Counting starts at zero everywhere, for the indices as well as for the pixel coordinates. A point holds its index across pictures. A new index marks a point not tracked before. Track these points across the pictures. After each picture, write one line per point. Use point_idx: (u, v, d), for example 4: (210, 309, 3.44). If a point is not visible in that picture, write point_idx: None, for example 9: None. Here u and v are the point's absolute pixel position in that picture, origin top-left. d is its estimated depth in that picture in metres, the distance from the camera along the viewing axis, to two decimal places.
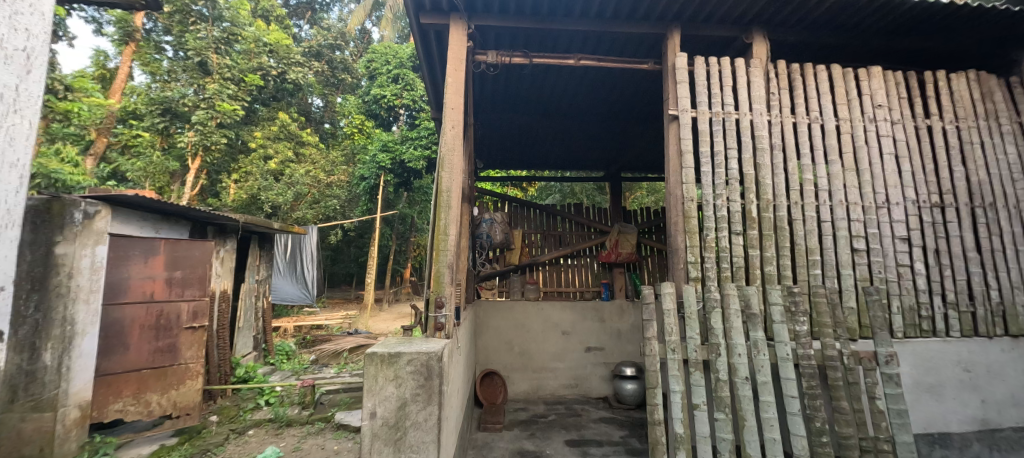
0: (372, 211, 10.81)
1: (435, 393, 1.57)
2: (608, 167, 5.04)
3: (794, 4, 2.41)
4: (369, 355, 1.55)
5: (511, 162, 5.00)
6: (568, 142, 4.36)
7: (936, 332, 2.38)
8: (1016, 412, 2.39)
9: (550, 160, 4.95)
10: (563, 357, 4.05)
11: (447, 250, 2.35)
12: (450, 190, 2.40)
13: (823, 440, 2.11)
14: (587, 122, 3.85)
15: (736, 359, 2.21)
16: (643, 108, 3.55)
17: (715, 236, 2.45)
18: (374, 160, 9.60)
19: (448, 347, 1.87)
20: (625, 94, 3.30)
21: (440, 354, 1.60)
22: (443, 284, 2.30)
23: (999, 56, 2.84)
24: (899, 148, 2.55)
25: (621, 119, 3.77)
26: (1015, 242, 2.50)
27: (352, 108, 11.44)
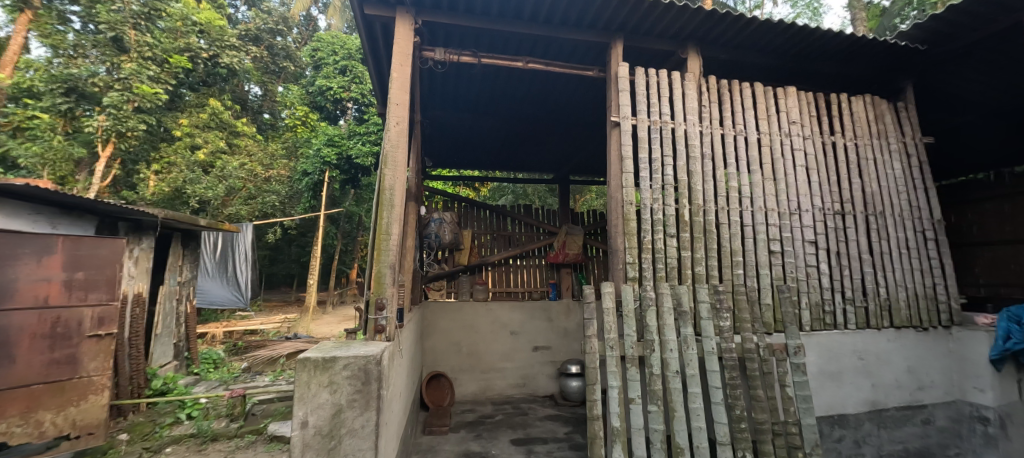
0: (316, 208, 10.23)
1: (373, 398, 1.50)
2: (557, 170, 5.16)
3: (722, 25, 2.61)
4: (301, 361, 1.45)
5: (461, 162, 4.95)
6: (518, 143, 4.41)
7: (836, 325, 2.67)
8: (900, 394, 2.72)
9: (501, 161, 4.97)
10: (512, 357, 4.07)
11: (389, 250, 2.27)
12: (393, 187, 2.32)
13: (742, 426, 2.29)
14: (537, 124, 3.91)
15: (669, 353, 2.36)
16: (589, 113, 3.66)
17: (651, 238, 2.58)
18: (318, 154, 9.09)
19: (388, 350, 1.79)
20: (573, 98, 3.38)
21: (379, 357, 1.53)
22: (385, 285, 2.21)
23: (888, 84, 3.27)
24: (809, 161, 2.85)
25: (568, 123, 3.87)
26: (898, 246, 2.88)
27: (294, 98, 10.74)
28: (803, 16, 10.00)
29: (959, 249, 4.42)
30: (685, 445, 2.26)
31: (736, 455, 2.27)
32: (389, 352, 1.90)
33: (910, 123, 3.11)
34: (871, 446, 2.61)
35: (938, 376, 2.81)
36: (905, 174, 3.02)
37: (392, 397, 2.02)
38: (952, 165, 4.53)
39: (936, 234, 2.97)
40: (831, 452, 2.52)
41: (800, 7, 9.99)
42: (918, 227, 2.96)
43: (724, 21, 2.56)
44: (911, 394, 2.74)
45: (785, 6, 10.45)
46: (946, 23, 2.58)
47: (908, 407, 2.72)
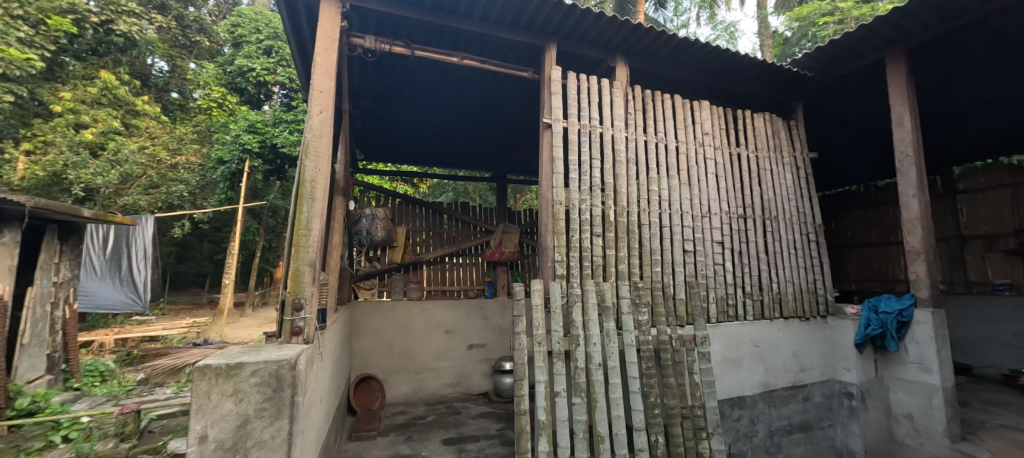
0: (233, 200, 9.22)
1: (286, 404, 1.27)
2: (494, 168, 5.19)
3: (647, 39, 2.80)
4: (199, 367, 1.15)
5: (397, 156, 4.79)
6: (456, 140, 4.37)
7: (738, 317, 2.96)
8: (786, 375, 3.02)
9: (438, 157, 4.88)
10: (446, 356, 4.02)
11: (309, 246, 2.09)
12: (314, 179, 2.16)
13: (655, 411, 2.47)
14: (474, 123, 3.91)
15: (592, 347, 2.47)
16: (523, 113, 3.70)
17: (579, 237, 2.68)
18: (236, 141, 8.16)
19: (306, 353, 1.67)
20: (508, 97, 3.41)
21: (295, 361, 1.31)
22: (303, 284, 2.05)
23: (784, 105, 3.71)
24: (719, 168, 3.14)
25: (503, 122, 3.89)
26: (788, 247, 3.28)
27: (209, 78, 9.56)
28: (721, 39, 11.05)
29: (836, 250, 5.16)
30: (605, 433, 2.38)
31: (650, 440, 2.43)
32: (308, 356, 1.76)
33: (800, 139, 3.55)
34: (764, 424, 2.88)
35: (817, 360, 3.15)
36: (795, 184, 3.45)
37: (308, 404, 1.84)
38: (832, 178, 5.27)
39: (817, 237, 3.42)
40: (731, 432, 2.74)
41: (720, 30, 10.99)
42: (804, 230, 3.39)
43: (648, 35, 2.74)
44: (796, 376, 3.05)
45: (706, 28, 11.50)
46: (830, 52, 2.98)
47: (793, 386, 3.01)
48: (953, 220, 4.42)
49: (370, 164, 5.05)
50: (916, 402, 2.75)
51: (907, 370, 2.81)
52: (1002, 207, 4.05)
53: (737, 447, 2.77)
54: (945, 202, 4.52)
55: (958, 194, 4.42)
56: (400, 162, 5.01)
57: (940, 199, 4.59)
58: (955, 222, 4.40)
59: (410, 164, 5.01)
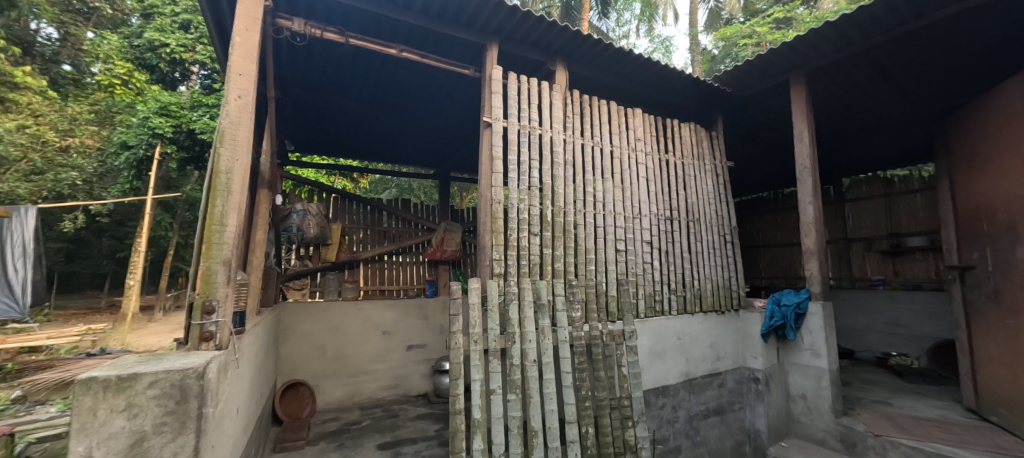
0: (141, 193, 7.78)
1: (193, 418, 1.10)
2: (437, 165, 5.12)
3: (585, 46, 2.91)
4: (81, 382, 0.94)
5: (332, 148, 4.55)
6: (397, 135, 4.25)
7: (664, 312, 3.16)
8: (706, 365, 3.26)
9: (378, 151, 4.71)
10: (384, 358, 3.89)
11: (223, 243, 1.81)
12: (231, 171, 1.87)
13: (587, 404, 2.57)
14: (415, 118, 3.83)
15: (527, 344, 2.53)
16: (464, 110, 3.68)
17: (517, 236, 2.70)
18: (145, 124, 6.73)
19: (218, 361, 1.47)
20: (448, 93, 3.37)
21: (203, 369, 1.15)
22: (216, 285, 1.76)
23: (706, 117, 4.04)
24: (649, 172, 3.35)
25: (444, 118, 3.84)
26: (707, 247, 3.58)
27: (110, 49, 8.06)
28: (657, 51, 11.77)
29: (750, 250, 5.71)
30: (538, 427, 2.44)
31: (581, 431, 2.53)
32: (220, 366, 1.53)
33: (719, 149, 3.89)
34: (685, 410, 3.06)
35: (730, 349, 3.43)
36: (715, 189, 3.77)
37: (222, 416, 1.65)
38: (748, 185, 5.82)
39: (733, 238, 3.77)
40: (655, 419, 2.90)
41: (657, 43, 11.70)
42: (722, 232, 3.72)
43: (586, 42, 2.85)
44: (712, 365, 3.29)
45: (644, 40, 12.18)
46: (747, 69, 3.28)
47: (710, 374, 3.26)
48: (841, 224, 5.06)
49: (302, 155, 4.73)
50: (808, 383, 3.13)
51: (802, 355, 3.19)
52: (880, 213, 4.69)
53: (661, 432, 2.93)
54: (836, 209, 5.16)
55: (845, 202, 5.05)
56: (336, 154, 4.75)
57: (830, 206, 5.22)
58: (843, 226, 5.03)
59: (346, 157, 4.79)
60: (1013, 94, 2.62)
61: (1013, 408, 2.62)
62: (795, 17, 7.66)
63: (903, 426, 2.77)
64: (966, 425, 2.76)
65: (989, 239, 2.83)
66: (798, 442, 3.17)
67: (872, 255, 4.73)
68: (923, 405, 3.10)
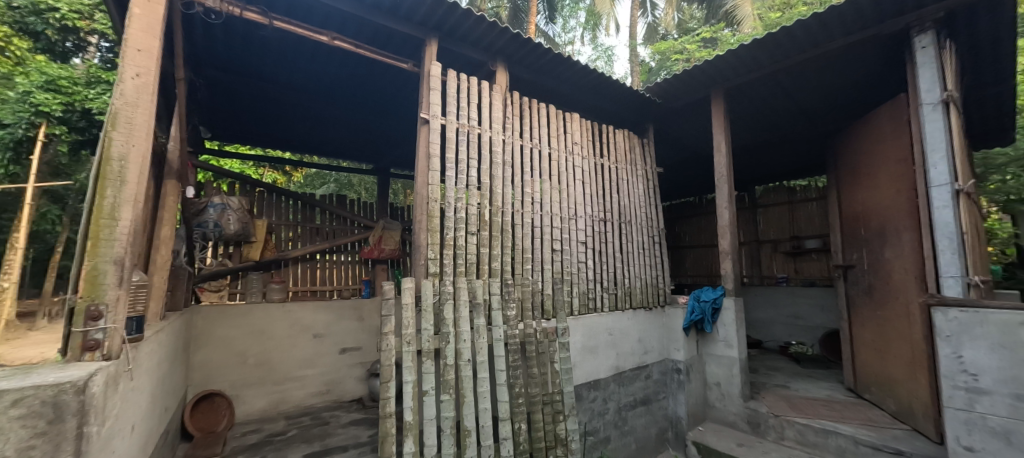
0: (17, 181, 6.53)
1: (70, 439, 0.92)
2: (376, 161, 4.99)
3: (525, 49, 2.95)
4: None
5: (256, 136, 4.21)
6: (330, 127, 4.06)
7: (596, 309, 3.31)
8: (634, 358, 3.45)
9: (310, 142, 4.45)
10: (314, 362, 3.69)
11: (115, 240, 1.45)
12: (126, 158, 1.50)
13: (520, 401, 2.62)
14: (349, 109, 3.69)
15: (462, 343, 2.52)
16: (402, 105, 3.57)
17: (454, 235, 2.67)
18: (23, 98, 5.68)
19: (106, 375, 1.23)
20: (384, 86, 3.25)
21: (84, 380, 0.97)
22: (106, 286, 1.39)
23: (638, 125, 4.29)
24: (585, 175, 3.48)
25: (381, 113, 3.76)
26: (638, 247, 3.80)
27: None
28: (600, 59, 12.28)
29: (678, 251, 6.14)
30: (472, 427, 2.43)
31: (514, 428, 2.57)
32: (107, 381, 1.25)
33: (650, 155, 4.14)
34: (614, 401, 3.22)
35: (656, 343, 3.65)
36: (646, 193, 4.00)
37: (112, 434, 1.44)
38: (677, 190, 6.26)
39: (661, 239, 4.03)
40: (586, 412, 3.02)
41: (599, 51, 12.21)
42: (651, 234, 3.96)
43: (526, 45, 2.89)
44: (640, 358, 3.49)
45: (588, 48, 12.63)
46: (675, 83, 3.53)
47: (638, 367, 3.45)
48: (754, 227, 5.56)
49: (220, 142, 4.31)
50: (722, 372, 3.44)
51: (717, 346, 3.50)
52: (785, 217, 5.22)
53: (592, 425, 3.05)
54: (748, 214, 5.68)
55: (757, 208, 5.58)
56: (262, 143, 4.41)
57: (745, 211, 5.72)
58: (756, 229, 5.54)
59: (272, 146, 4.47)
60: (885, 118, 3.07)
61: (880, 385, 3.08)
62: (719, 38, 8.45)
63: (798, 407, 3.15)
64: (846, 402, 3.20)
65: (866, 241, 3.27)
66: (713, 425, 3.47)
67: (778, 256, 5.26)
68: (814, 387, 3.54)
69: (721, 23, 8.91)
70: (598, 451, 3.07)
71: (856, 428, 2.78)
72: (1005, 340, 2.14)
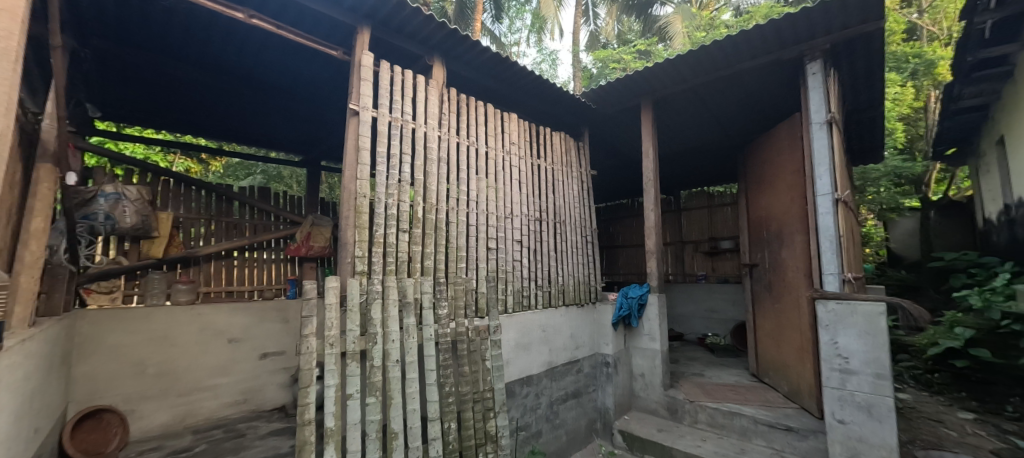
0: None
1: None
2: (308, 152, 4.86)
3: (463, 46, 2.94)
4: None
5: (161, 116, 3.78)
6: (252, 109, 3.75)
7: (531, 306, 3.38)
8: (566, 353, 3.58)
9: (227, 123, 4.05)
10: (229, 370, 3.40)
11: None
12: None
13: (449, 400, 2.59)
14: (273, 91, 3.43)
15: (390, 344, 2.44)
16: (331, 90, 3.39)
17: (384, 232, 2.57)
18: None
19: None
20: (311, 70, 3.07)
21: None
22: None
23: (574, 129, 4.45)
24: (522, 175, 3.55)
25: (307, 100, 3.59)
26: (571, 246, 3.94)
27: None
28: (545, 63, 12.59)
29: (612, 250, 6.46)
30: (399, 429, 2.36)
31: (443, 427, 2.54)
32: None
33: (585, 158, 4.32)
34: (546, 396, 3.32)
35: (587, 338, 3.81)
36: (580, 194, 4.17)
37: None
38: (612, 193, 6.60)
39: (593, 239, 4.22)
40: (518, 408, 3.07)
41: (544, 54, 12.51)
42: (585, 233, 4.13)
43: (462, 41, 2.87)
44: (572, 353, 3.63)
45: (533, 51, 12.90)
46: (610, 90, 3.71)
47: (570, 362, 3.59)
48: (678, 229, 5.95)
49: (113, 122, 3.80)
50: (646, 363, 3.69)
51: (642, 340, 3.75)
52: (704, 219, 5.64)
53: (524, 420, 3.11)
54: (671, 217, 6.07)
55: (679, 211, 5.98)
56: (168, 121, 3.94)
57: (670, 213, 6.08)
58: (678, 231, 5.94)
59: (179, 127, 4.03)
60: (783, 134, 3.47)
61: (776, 370, 3.47)
62: (653, 52, 9.05)
63: (711, 393, 3.46)
64: (749, 386, 3.58)
65: (768, 242, 3.67)
66: (637, 414, 3.70)
67: (698, 255, 5.68)
68: (724, 374, 3.91)
69: (655, 38, 9.56)
70: (529, 445, 3.14)
71: (756, 409, 3.13)
72: (869, 327, 2.52)
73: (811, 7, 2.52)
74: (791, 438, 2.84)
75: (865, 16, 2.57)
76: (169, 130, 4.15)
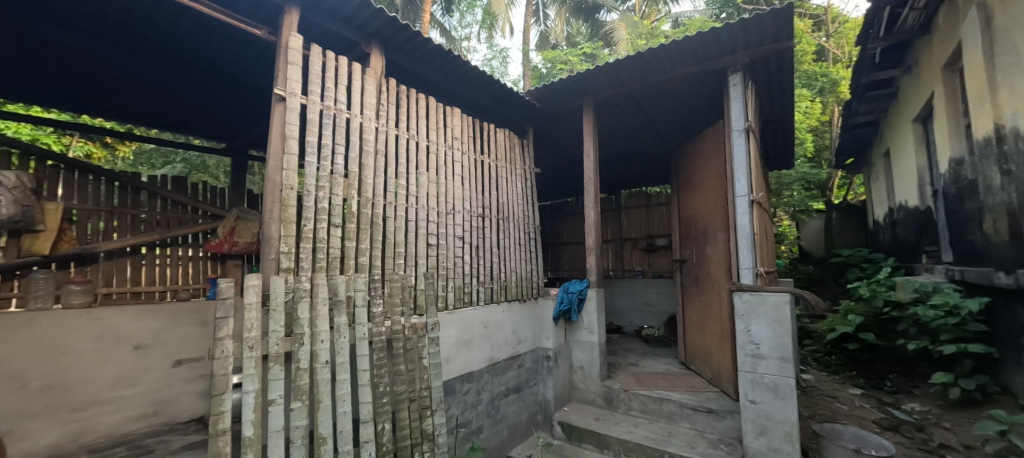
0: None
1: None
2: (230, 139, 4.60)
3: (403, 36, 2.86)
4: None
5: (48, 90, 3.28)
6: (165, 86, 3.38)
7: (472, 302, 3.37)
8: (508, 348, 3.61)
9: (132, 99, 3.58)
10: (135, 379, 2.93)
11: None
12: None
13: (383, 401, 2.49)
14: (190, 69, 3.12)
15: (318, 345, 2.28)
16: (256, 66, 3.11)
17: (313, 227, 2.39)
18: None
19: None
20: (230, 47, 2.82)
21: None
22: None
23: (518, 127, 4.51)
24: (464, 171, 3.53)
25: (229, 80, 3.32)
26: (514, 243, 3.99)
27: None
28: (496, 59, 12.60)
29: (557, 247, 6.62)
30: (328, 433, 2.23)
31: (377, 429, 2.43)
32: None
33: (529, 156, 4.38)
34: (487, 392, 3.33)
35: (529, 333, 3.88)
36: (523, 191, 4.23)
37: None
38: (557, 191, 6.76)
39: (536, 235, 4.30)
40: (458, 405, 3.05)
41: (495, 51, 12.49)
42: (528, 230, 4.20)
43: (402, 31, 2.79)
44: (513, 348, 3.67)
45: (484, 47, 12.84)
46: (553, 90, 3.80)
47: (512, 357, 3.63)
48: (617, 226, 6.23)
49: None
50: (585, 356, 3.85)
51: (581, 333, 3.90)
52: (642, 217, 5.95)
53: (464, 417, 3.10)
54: (611, 215, 6.34)
55: (619, 209, 6.25)
56: (56, 96, 3.42)
57: (610, 211, 6.34)
58: (617, 228, 6.23)
59: (72, 105, 3.53)
60: (708, 139, 3.75)
61: (701, 358, 3.75)
62: (599, 56, 9.39)
63: (644, 381, 3.66)
64: (677, 373, 3.84)
65: (695, 240, 3.95)
66: (577, 404, 3.83)
67: (634, 252, 5.99)
68: (657, 364, 4.16)
69: (601, 43, 9.93)
70: (470, 442, 3.13)
71: (682, 394, 3.36)
72: (777, 316, 2.80)
73: (733, 23, 2.74)
74: (712, 419, 3.09)
75: (778, 34, 2.84)
76: (59, 109, 3.62)
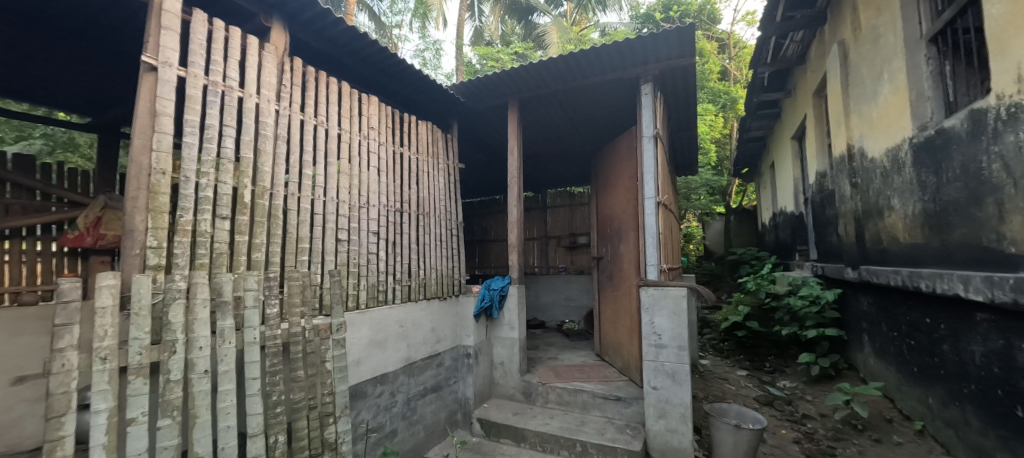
0: None
1: None
2: (93, 111, 3.85)
3: (311, 14, 2.64)
4: None
5: None
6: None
7: (386, 301, 3.22)
8: (426, 348, 3.53)
9: None
10: None
11: None
12: None
13: (277, 410, 2.24)
14: (25, 19, 2.52)
15: (195, 353, 1.97)
16: (121, 25, 2.61)
17: (192, 218, 2.08)
18: None
19: None
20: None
21: None
22: None
23: (443, 120, 4.42)
24: (381, 163, 3.37)
25: (86, 38, 2.76)
26: (434, 239, 3.90)
27: None
28: (428, 51, 12.11)
29: (485, 244, 6.63)
30: (205, 452, 1.95)
31: (269, 442, 2.18)
32: None
33: (452, 151, 4.33)
34: (402, 393, 3.22)
35: (449, 331, 3.82)
36: (446, 187, 4.15)
37: None
38: (485, 189, 6.76)
39: (458, 232, 4.26)
40: (368, 408, 2.91)
41: (428, 42, 12.01)
42: (449, 226, 4.14)
43: (309, 7, 2.56)
44: (432, 347, 3.60)
45: (415, 36, 12.27)
46: (478, 86, 3.79)
47: (430, 357, 3.56)
48: (543, 224, 6.38)
49: None
50: (505, 352, 3.90)
51: (502, 330, 3.95)
52: (567, 216, 6.16)
53: (375, 420, 2.96)
54: (537, 213, 6.48)
55: (546, 208, 6.41)
56: None
57: (537, 210, 6.48)
58: (543, 227, 6.38)
59: None
60: (622, 143, 4.00)
61: (613, 349, 3.99)
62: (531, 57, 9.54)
63: (561, 374, 3.79)
64: (592, 365, 4.04)
65: (610, 238, 4.19)
66: (498, 400, 3.85)
67: (559, 249, 6.18)
68: (576, 356, 4.35)
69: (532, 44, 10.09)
70: (382, 446, 3.00)
71: (595, 385, 3.54)
72: (676, 308, 3.06)
73: (645, 36, 2.92)
74: (621, 406, 3.29)
75: (682, 51, 3.12)
76: None
